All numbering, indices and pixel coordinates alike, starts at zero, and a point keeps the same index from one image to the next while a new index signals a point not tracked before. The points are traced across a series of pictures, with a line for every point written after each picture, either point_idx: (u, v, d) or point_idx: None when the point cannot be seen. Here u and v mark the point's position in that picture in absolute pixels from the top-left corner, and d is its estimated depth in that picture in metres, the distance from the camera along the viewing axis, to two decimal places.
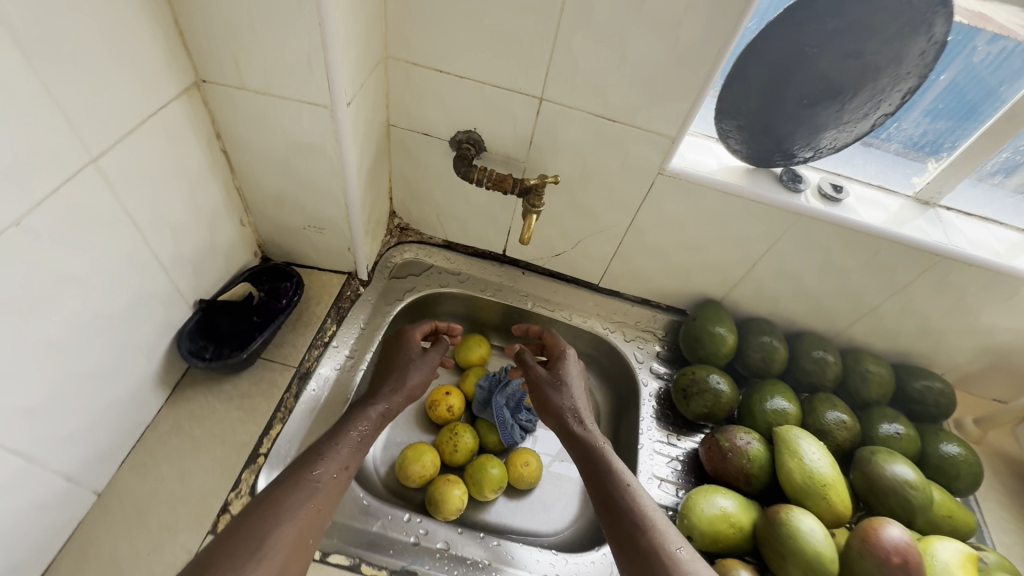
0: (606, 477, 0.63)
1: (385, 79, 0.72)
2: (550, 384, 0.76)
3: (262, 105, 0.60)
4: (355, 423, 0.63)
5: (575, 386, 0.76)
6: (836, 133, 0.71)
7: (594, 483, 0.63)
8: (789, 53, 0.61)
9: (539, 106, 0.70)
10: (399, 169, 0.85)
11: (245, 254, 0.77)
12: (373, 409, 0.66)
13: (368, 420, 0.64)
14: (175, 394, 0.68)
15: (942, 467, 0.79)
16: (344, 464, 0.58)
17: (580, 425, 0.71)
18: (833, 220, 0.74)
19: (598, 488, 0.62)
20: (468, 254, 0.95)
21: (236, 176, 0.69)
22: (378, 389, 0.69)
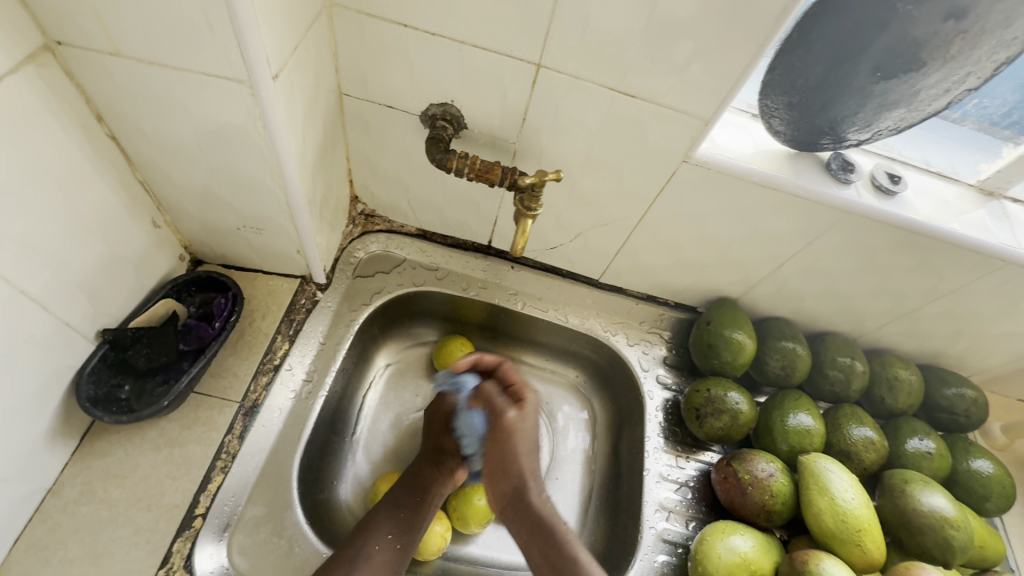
0: (547, 535, 0.58)
1: (331, 33, 0.54)
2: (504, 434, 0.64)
3: (152, 78, 0.43)
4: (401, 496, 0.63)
5: (523, 440, 0.64)
6: (904, 115, 0.56)
7: (538, 546, 0.58)
8: (872, 10, 0.47)
9: (536, 75, 0.54)
10: (358, 147, 0.68)
11: (165, 261, 0.61)
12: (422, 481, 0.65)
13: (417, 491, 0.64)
14: (84, 445, 0.55)
15: (974, 488, 0.72)
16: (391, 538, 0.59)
17: (522, 488, 0.62)
18: (887, 220, 0.62)
19: (544, 558, 0.57)
20: (446, 244, 0.81)
21: (136, 166, 0.53)
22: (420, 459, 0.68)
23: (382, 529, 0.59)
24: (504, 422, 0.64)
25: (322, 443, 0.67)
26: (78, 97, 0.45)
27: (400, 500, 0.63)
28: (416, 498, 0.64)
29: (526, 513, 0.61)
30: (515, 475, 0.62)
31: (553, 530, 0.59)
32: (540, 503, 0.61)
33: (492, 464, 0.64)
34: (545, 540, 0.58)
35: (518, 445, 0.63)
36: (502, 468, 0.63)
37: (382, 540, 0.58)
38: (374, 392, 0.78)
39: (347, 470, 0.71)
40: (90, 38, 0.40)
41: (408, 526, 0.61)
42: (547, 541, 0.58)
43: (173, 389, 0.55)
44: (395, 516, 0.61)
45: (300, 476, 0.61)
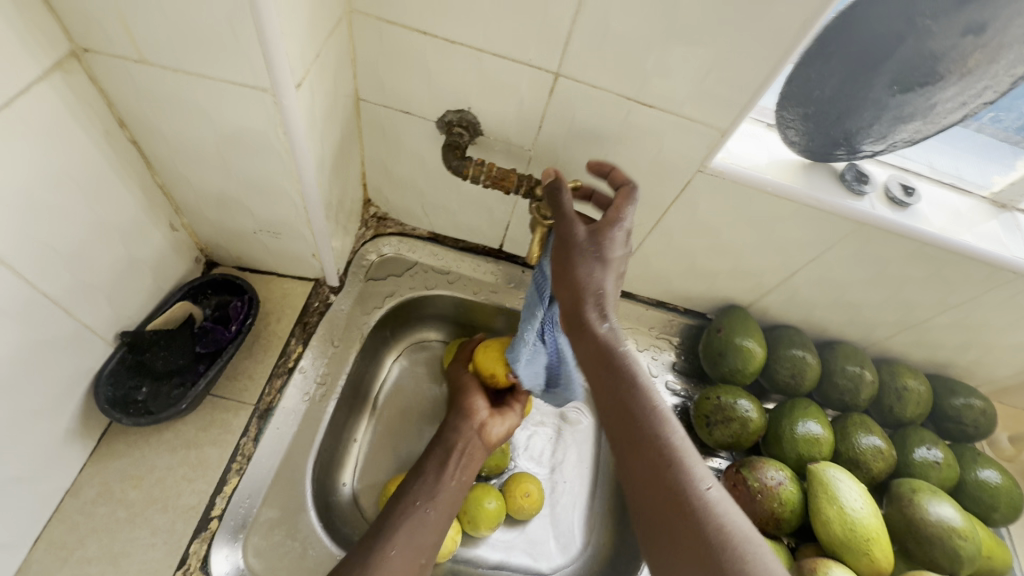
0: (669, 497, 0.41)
1: (350, 40, 0.54)
2: (585, 245, 0.50)
3: (177, 85, 0.44)
4: (446, 441, 0.65)
5: (607, 275, 0.51)
6: (921, 127, 0.56)
7: (634, 456, 0.43)
8: (891, 22, 0.48)
9: (554, 84, 0.54)
10: (373, 152, 0.69)
11: (182, 263, 0.62)
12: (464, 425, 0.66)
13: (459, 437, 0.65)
14: (102, 447, 0.55)
15: (981, 498, 0.73)
16: (440, 502, 0.59)
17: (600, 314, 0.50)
18: (901, 231, 0.62)
19: (659, 508, 0.41)
20: (458, 248, 0.81)
21: (156, 170, 0.53)
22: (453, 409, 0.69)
23: (427, 495, 0.59)
24: (574, 243, 0.51)
25: (333, 445, 0.67)
26: (102, 103, 0.46)
27: (444, 461, 0.63)
28: (459, 457, 0.64)
29: (630, 452, 0.44)
30: (588, 296, 0.50)
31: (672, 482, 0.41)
32: (661, 444, 0.43)
33: (590, 350, 0.49)
34: (666, 493, 0.41)
35: (599, 292, 0.50)
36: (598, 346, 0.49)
37: (432, 506, 0.58)
38: (384, 394, 0.78)
39: (358, 472, 0.71)
40: (117, 44, 0.41)
41: (455, 486, 0.61)
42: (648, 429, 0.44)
43: (191, 392, 0.55)
44: (440, 478, 0.61)
45: (313, 479, 0.62)
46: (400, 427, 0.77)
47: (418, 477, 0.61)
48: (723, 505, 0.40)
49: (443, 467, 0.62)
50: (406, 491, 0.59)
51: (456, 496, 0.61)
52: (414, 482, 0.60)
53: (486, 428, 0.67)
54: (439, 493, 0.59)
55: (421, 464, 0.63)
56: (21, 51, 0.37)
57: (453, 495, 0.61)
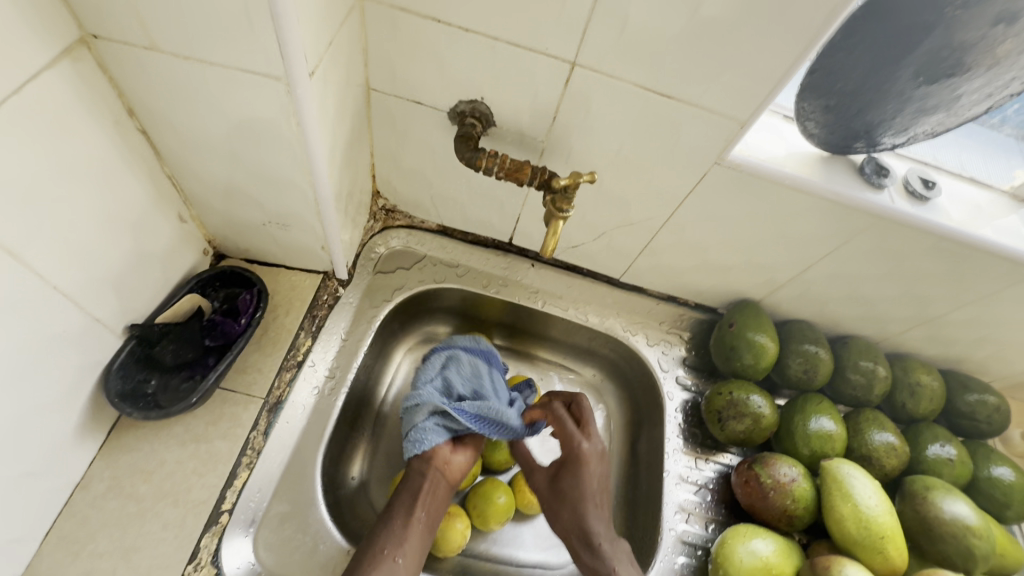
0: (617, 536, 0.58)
1: (361, 28, 0.53)
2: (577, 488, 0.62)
3: (188, 74, 0.43)
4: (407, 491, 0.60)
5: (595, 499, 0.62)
6: (943, 119, 0.55)
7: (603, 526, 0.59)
8: (920, 12, 0.46)
9: (570, 74, 0.53)
10: (383, 143, 0.67)
11: (190, 256, 0.61)
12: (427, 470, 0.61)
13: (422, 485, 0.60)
14: (112, 440, 0.55)
15: (994, 495, 0.72)
16: (408, 549, 0.56)
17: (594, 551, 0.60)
18: (920, 225, 0.61)
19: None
20: (466, 241, 0.80)
21: (165, 161, 0.52)
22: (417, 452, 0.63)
23: (396, 546, 0.55)
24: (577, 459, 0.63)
25: (342, 439, 0.67)
26: (111, 91, 0.45)
27: (411, 504, 0.59)
28: (425, 497, 0.60)
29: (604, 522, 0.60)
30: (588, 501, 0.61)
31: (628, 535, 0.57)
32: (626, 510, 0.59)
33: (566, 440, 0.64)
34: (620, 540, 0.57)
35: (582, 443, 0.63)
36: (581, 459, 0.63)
37: (401, 554, 0.55)
38: (392, 388, 0.78)
39: (368, 465, 0.71)
40: (126, 32, 0.40)
41: (422, 530, 0.58)
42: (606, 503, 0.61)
43: (201, 387, 0.55)
44: (406, 525, 0.57)
45: (324, 473, 0.61)
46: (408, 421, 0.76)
47: (385, 522, 0.57)
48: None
49: (409, 514, 0.58)
50: (374, 539, 0.56)
51: (424, 540, 0.58)
52: (382, 530, 0.56)
53: (449, 464, 0.62)
54: (408, 539, 0.56)
55: (387, 509, 0.59)
56: (29, 38, 0.36)
57: (420, 538, 0.57)
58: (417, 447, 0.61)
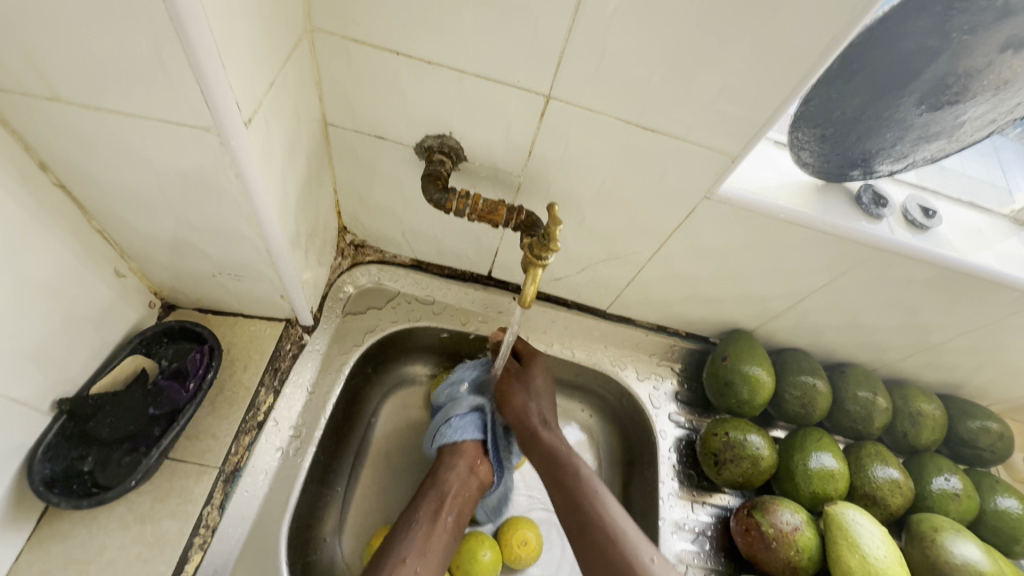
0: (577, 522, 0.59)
1: (312, 61, 0.48)
2: None
3: (104, 126, 0.37)
4: (434, 496, 0.62)
5: None
6: (944, 145, 0.51)
7: (559, 489, 0.61)
8: (925, 37, 0.43)
9: (545, 107, 0.48)
10: (346, 178, 0.62)
11: (132, 311, 0.55)
12: (454, 474, 0.64)
13: (448, 491, 0.63)
14: (42, 527, 0.49)
15: (1002, 529, 0.69)
16: (431, 555, 0.58)
17: None
18: (922, 257, 0.57)
19: None
20: (443, 275, 0.75)
21: (92, 215, 0.47)
22: (445, 451, 0.65)
23: (417, 551, 0.57)
24: None
25: (310, 503, 0.61)
26: (17, 145, 0.39)
27: (438, 508, 0.61)
28: (453, 499, 0.63)
29: (588, 524, 0.58)
30: None
31: (599, 514, 0.58)
32: None
33: (546, 468, 0.63)
34: (600, 528, 0.57)
35: (571, 460, 0.63)
36: (562, 484, 0.61)
37: (422, 563, 0.57)
38: (367, 437, 0.72)
39: (341, 525, 0.65)
40: (24, 81, 0.34)
41: (447, 534, 0.61)
42: (573, 476, 0.61)
43: (143, 465, 0.49)
44: (432, 530, 0.60)
45: (289, 545, 0.56)
46: (385, 473, 0.71)
47: (408, 527, 0.59)
48: None
49: (435, 518, 0.60)
50: (395, 546, 0.57)
51: (450, 543, 0.60)
52: (404, 536, 0.58)
53: (480, 467, 0.65)
54: (431, 546, 0.58)
55: (412, 510, 0.61)
56: None
57: (443, 542, 0.60)
58: (454, 436, 0.65)
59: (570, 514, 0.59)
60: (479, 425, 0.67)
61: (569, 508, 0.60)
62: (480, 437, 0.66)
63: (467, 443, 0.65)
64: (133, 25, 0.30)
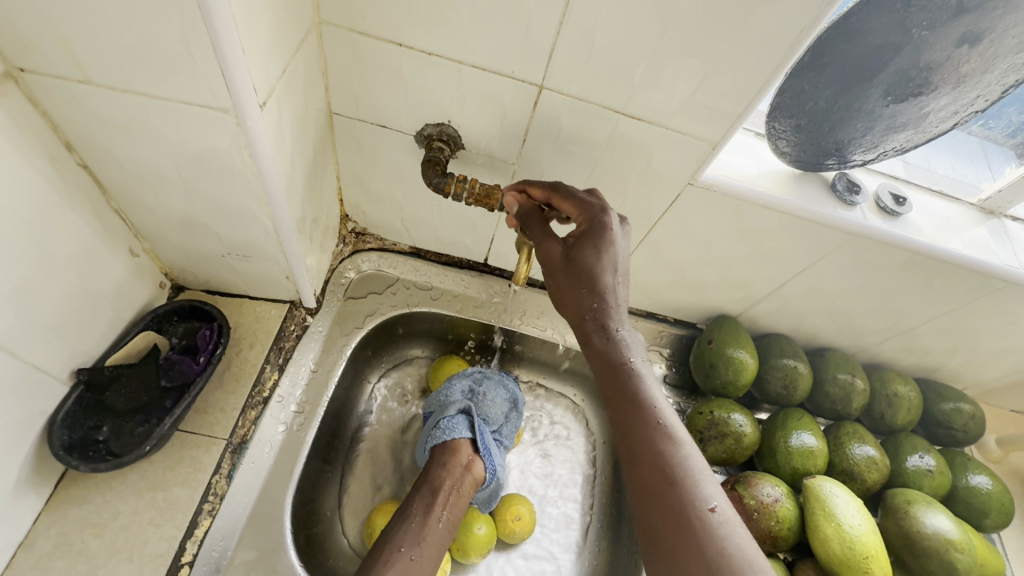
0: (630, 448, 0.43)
1: (319, 52, 0.51)
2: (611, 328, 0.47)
3: (128, 107, 0.40)
4: (428, 492, 0.62)
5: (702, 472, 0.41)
6: (911, 135, 0.55)
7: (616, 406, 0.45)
8: (888, 33, 0.46)
9: (538, 97, 0.52)
10: (349, 166, 0.65)
11: (144, 290, 0.58)
12: (447, 473, 0.63)
13: (442, 486, 0.62)
14: (60, 492, 0.51)
15: (973, 504, 0.72)
16: (426, 548, 0.57)
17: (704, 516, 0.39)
18: (893, 241, 0.61)
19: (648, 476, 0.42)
20: (440, 262, 0.77)
21: (111, 195, 0.50)
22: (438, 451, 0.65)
23: (412, 543, 0.56)
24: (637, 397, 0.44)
25: (313, 477, 0.63)
26: (46, 127, 0.42)
27: (431, 503, 0.61)
28: (446, 495, 0.62)
29: (637, 455, 0.43)
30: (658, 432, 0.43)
31: (660, 455, 0.42)
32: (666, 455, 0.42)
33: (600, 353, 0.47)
34: (653, 461, 0.42)
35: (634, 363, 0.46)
36: (627, 401, 0.45)
37: (417, 554, 0.56)
38: (366, 418, 0.75)
39: (342, 500, 0.68)
40: (58, 65, 0.37)
41: (442, 528, 0.59)
42: (632, 385, 0.45)
43: (156, 433, 0.52)
44: (426, 523, 0.59)
45: (294, 514, 0.58)
46: (384, 451, 0.74)
47: (403, 520, 0.59)
48: (727, 527, 0.39)
49: (428, 512, 0.60)
50: (390, 539, 0.57)
51: (443, 538, 0.59)
52: (399, 529, 0.58)
53: (474, 465, 0.65)
54: (425, 539, 0.57)
55: (406, 507, 0.61)
56: None
57: (437, 537, 0.59)
58: (445, 435, 0.66)
59: (621, 436, 0.44)
60: (471, 424, 0.68)
61: (621, 424, 0.44)
62: (472, 435, 0.67)
63: (459, 441, 0.66)
64: (161, 11, 0.33)
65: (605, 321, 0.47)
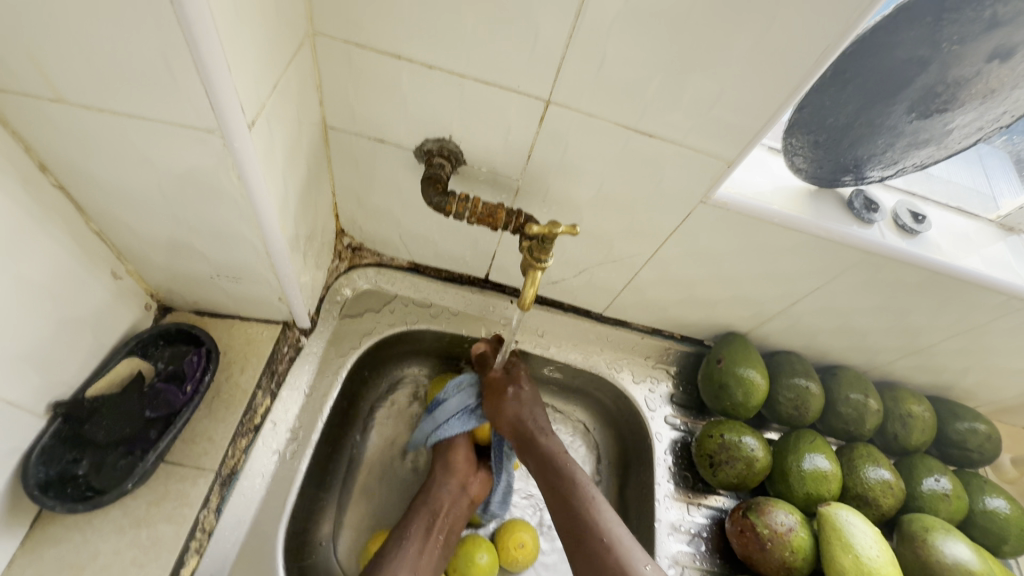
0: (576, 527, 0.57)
1: (313, 65, 0.48)
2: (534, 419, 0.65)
3: (106, 127, 0.37)
4: (425, 515, 0.62)
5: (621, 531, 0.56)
6: (933, 152, 0.52)
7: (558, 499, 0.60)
8: (916, 47, 0.44)
9: (544, 112, 0.49)
10: (344, 181, 0.62)
11: (128, 313, 0.55)
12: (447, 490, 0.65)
13: (440, 509, 0.63)
14: (36, 531, 0.48)
15: (991, 529, 0.70)
16: (425, 567, 0.58)
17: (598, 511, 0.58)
18: (911, 261, 0.58)
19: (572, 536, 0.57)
20: (440, 278, 0.74)
21: (89, 216, 0.47)
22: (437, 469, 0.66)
23: (411, 568, 0.57)
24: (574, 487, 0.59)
25: (306, 507, 0.60)
26: (17, 146, 0.39)
27: (429, 525, 0.61)
28: (445, 517, 0.63)
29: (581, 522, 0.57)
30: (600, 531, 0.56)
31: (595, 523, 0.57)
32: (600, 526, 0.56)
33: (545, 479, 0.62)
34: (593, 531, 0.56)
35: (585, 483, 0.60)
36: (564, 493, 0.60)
37: (418, 574, 0.57)
38: (363, 440, 0.72)
39: (338, 529, 0.65)
40: (27, 82, 0.34)
41: (438, 550, 0.61)
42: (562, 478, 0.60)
43: (139, 469, 0.49)
44: (423, 546, 0.59)
45: (286, 549, 0.55)
46: (381, 475, 0.71)
47: (400, 542, 0.59)
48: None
49: (426, 535, 0.61)
50: (388, 564, 0.56)
51: (441, 560, 0.60)
52: (396, 554, 0.57)
53: (469, 486, 0.66)
54: (424, 553, 0.59)
55: (404, 525, 0.61)
56: None
57: (433, 560, 0.60)
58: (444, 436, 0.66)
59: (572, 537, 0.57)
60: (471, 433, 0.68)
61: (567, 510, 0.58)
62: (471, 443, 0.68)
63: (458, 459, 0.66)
64: (138, 24, 0.30)
65: (541, 429, 0.65)
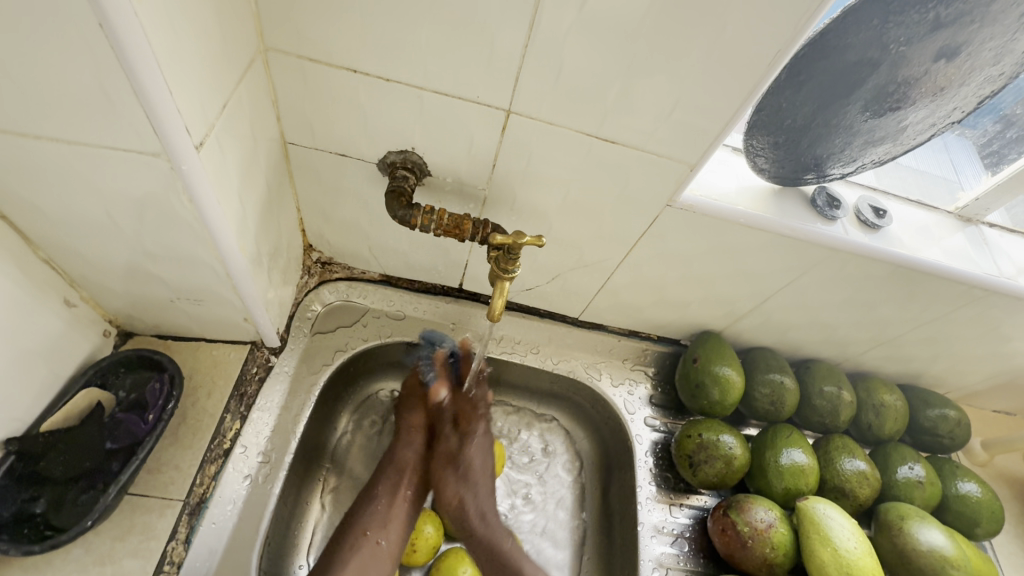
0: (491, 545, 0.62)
1: (267, 80, 0.47)
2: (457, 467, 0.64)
3: (44, 155, 0.36)
4: (386, 474, 0.64)
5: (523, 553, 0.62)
6: (890, 149, 0.53)
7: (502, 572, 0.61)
8: (865, 49, 0.45)
9: (505, 121, 0.49)
10: (309, 195, 0.61)
11: (85, 342, 0.53)
12: (415, 449, 0.66)
13: (405, 471, 0.64)
14: None
15: (963, 512, 0.72)
16: (391, 529, 0.60)
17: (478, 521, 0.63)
18: (874, 255, 0.59)
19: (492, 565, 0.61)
20: (412, 289, 0.73)
21: (37, 245, 0.45)
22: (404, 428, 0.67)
23: (378, 526, 0.60)
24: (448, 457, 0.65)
25: (279, 532, 0.59)
26: None
27: (397, 483, 0.63)
28: (411, 475, 0.64)
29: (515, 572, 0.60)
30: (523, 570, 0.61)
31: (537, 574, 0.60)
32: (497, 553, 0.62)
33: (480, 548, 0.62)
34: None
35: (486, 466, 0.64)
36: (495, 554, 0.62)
37: (383, 537, 0.59)
38: (339, 457, 0.70)
39: (317, 550, 0.64)
40: None
41: (408, 505, 0.63)
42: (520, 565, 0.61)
43: (99, 504, 0.47)
44: (391, 503, 0.62)
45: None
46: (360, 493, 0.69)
47: (369, 501, 0.62)
48: None
49: (394, 492, 0.62)
50: (358, 521, 0.60)
51: (409, 517, 0.62)
52: (365, 510, 0.61)
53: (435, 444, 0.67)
54: (390, 521, 0.60)
55: (372, 486, 0.63)
56: None
57: (404, 514, 0.62)
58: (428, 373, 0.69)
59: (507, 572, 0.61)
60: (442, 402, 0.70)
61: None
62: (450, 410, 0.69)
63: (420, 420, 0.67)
64: (72, 53, 0.29)
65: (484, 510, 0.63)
